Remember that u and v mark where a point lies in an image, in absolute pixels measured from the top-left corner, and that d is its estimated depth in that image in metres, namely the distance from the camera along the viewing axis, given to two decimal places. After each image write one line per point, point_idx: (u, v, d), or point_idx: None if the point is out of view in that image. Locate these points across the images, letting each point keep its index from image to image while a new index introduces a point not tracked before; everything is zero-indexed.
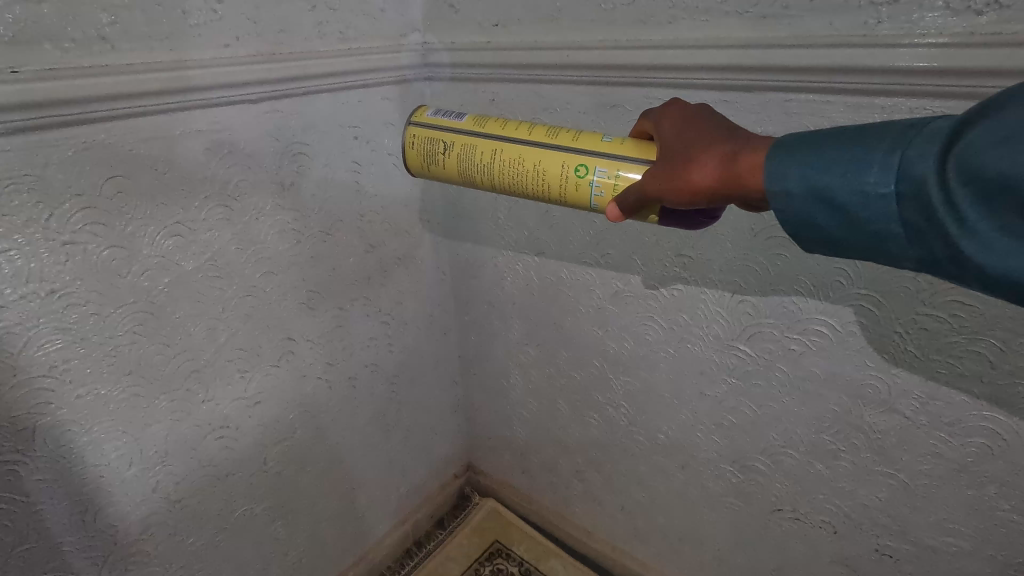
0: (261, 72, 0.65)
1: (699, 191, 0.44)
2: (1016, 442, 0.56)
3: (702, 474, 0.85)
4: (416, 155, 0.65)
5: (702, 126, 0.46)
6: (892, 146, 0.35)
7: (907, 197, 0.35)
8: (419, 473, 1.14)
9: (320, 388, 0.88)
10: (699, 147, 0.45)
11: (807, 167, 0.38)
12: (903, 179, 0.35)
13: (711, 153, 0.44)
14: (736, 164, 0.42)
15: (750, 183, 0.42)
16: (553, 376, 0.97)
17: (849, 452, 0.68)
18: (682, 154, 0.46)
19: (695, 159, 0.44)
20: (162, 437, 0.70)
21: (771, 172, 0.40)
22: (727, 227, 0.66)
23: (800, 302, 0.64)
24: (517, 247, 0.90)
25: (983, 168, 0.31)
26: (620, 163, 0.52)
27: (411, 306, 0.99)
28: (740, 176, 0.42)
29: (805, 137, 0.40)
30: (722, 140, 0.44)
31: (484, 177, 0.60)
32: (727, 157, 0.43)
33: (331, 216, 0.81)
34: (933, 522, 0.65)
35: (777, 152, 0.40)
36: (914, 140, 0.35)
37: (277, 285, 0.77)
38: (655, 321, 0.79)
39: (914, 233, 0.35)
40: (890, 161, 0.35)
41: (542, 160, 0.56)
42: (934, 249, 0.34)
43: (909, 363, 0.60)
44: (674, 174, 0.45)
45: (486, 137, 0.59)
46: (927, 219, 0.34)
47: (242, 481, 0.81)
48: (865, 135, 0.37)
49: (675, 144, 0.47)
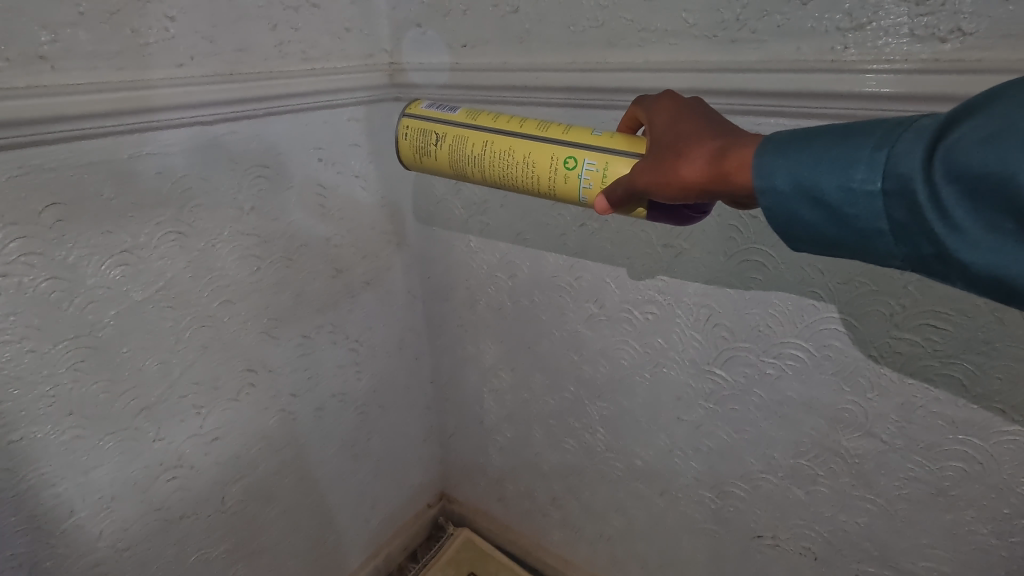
0: (219, 93, 0.62)
1: (686, 187, 0.42)
2: (991, 466, 0.56)
3: (681, 500, 0.83)
4: (407, 146, 0.62)
5: (693, 121, 0.44)
6: (879, 143, 0.34)
7: (893, 194, 0.34)
8: (391, 504, 1.09)
9: (284, 420, 0.83)
10: (689, 140, 0.43)
11: (795, 163, 0.37)
12: (889, 176, 0.34)
13: (701, 147, 0.42)
14: (725, 160, 0.40)
15: (739, 179, 0.40)
16: (528, 402, 0.95)
17: (828, 477, 0.67)
18: (671, 149, 0.44)
19: (685, 154, 0.42)
20: (108, 480, 0.65)
21: (760, 168, 0.38)
22: (699, 250, 0.65)
23: (774, 326, 0.64)
24: (490, 270, 0.88)
25: (970, 163, 0.30)
26: (611, 155, 0.51)
27: (380, 330, 0.96)
28: (727, 173, 0.40)
29: (792, 134, 0.38)
30: (713, 136, 0.42)
31: (474, 169, 0.58)
32: (717, 153, 0.41)
33: (295, 241, 0.78)
34: (912, 546, 0.65)
35: (765, 150, 0.38)
36: (901, 138, 0.34)
37: (236, 315, 0.73)
38: (630, 344, 0.77)
39: (900, 229, 0.35)
40: (877, 157, 0.34)
41: (532, 152, 0.54)
42: (921, 246, 0.34)
43: (885, 388, 0.59)
44: (662, 169, 0.43)
45: (477, 128, 0.57)
46: (913, 217, 0.33)
47: (198, 524, 0.76)
48: (852, 131, 0.36)
49: (664, 138, 0.45)
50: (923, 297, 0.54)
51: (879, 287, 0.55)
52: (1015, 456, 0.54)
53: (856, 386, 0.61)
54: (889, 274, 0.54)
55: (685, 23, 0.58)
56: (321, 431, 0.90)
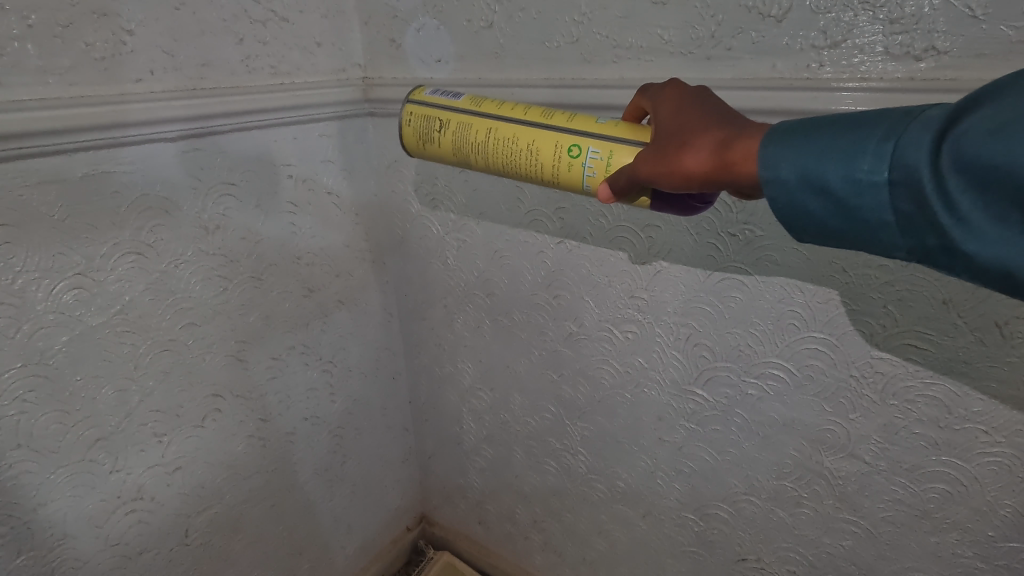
0: (182, 108, 0.60)
1: (689, 178, 0.41)
2: (975, 488, 0.55)
3: (664, 523, 0.81)
4: (411, 133, 0.58)
5: (698, 110, 0.43)
6: (886, 133, 0.33)
7: (900, 185, 0.33)
8: (368, 529, 1.06)
9: (252, 446, 0.80)
10: (692, 129, 0.41)
11: (801, 155, 0.36)
12: (896, 166, 0.33)
13: (705, 136, 0.40)
14: (730, 151, 0.39)
15: (743, 171, 0.39)
16: (508, 422, 0.93)
17: (811, 499, 0.66)
18: (675, 138, 0.42)
19: (689, 143, 0.41)
20: (60, 516, 0.61)
21: (766, 159, 0.37)
22: (678, 268, 0.64)
23: (755, 345, 0.63)
24: (467, 287, 0.86)
25: (975, 155, 0.30)
26: (614, 144, 0.48)
27: (355, 350, 0.93)
28: (732, 164, 0.39)
29: (799, 125, 0.37)
30: (718, 125, 0.41)
31: (478, 157, 0.55)
32: (722, 143, 0.40)
33: (264, 260, 0.75)
34: (897, 569, 0.63)
35: (771, 140, 0.37)
36: (910, 127, 0.33)
37: (201, 338, 0.70)
38: (611, 364, 0.76)
39: (905, 222, 0.34)
40: (884, 148, 0.33)
41: (535, 140, 0.51)
42: (926, 239, 0.33)
43: (867, 409, 0.58)
44: (666, 158, 0.42)
45: (481, 115, 0.54)
46: (919, 209, 0.33)
47: (158, 559, 0.72)
48: (858, 122, 0.35)
49: (666, 128, 0.43)
50: (903, 317, 0.53)
51: (861, 305, 0.55)
52: (997, 478, 0.54)
53: (837, 407, 0.60)
54: (870, 293, 0.54)
55: (660, 40, 0.57)
56: (293, 456, 0.87)
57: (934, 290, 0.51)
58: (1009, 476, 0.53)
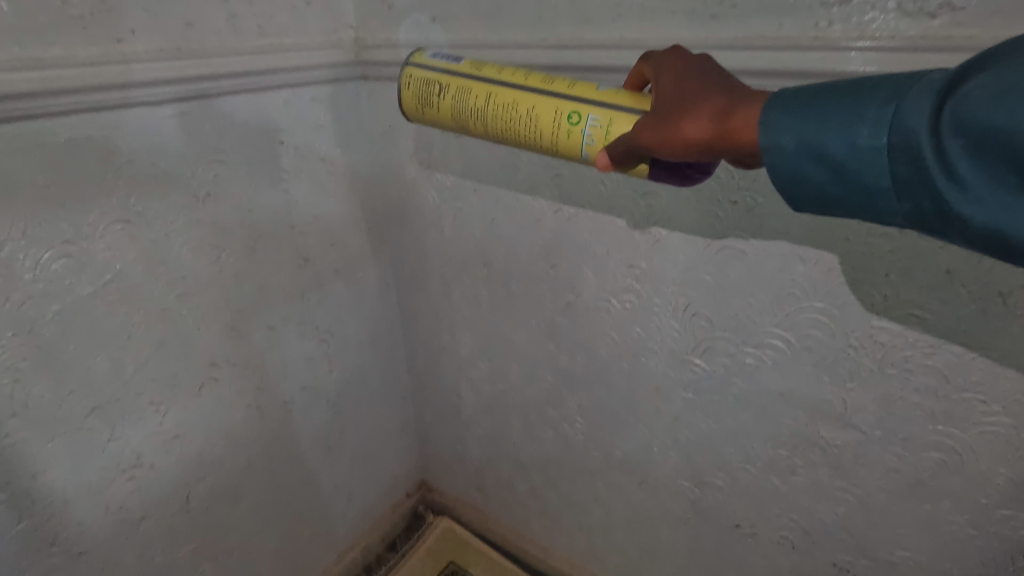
0: (166, 70, 0.58)
1: (688, 145, 0.39)
2: (970, 458, 0.55)
3: (660, 491, 0.81)
4: (409, 96, 0.57)
5: (700, 75, 0.41)
6: (888, 97, 0.32)
7: (898, 150, 0.32)
8: (368, 497, 1.07)
9: (251, 415, 0.80)
10: (691, 96, 0.40)
11: (801, 121, 0.35)
12: (896, 130, 0.31)
13: (704, 102, 0.39)
14: (732, 118, 0.38)
15: (745, 139, 0.37)
16: (506, 392, 0.93)
17: (807, 467, 0.66)
18: (676, 103, 0.41)
19: (689, 109, 0.39)
20: (60, 483, 0.62)
21: (767, 125, 0.36)
22: (678, 237, 0.64)
23: (754, 315, 0.62)
24: (464, 258, 0.85)
25: (975, 119, 0.29)
26: (615, 112, 0.46)
27: (352, 320, 0.92)
28: (733, 132, 0.38)
29: (802, 92, 0.36)
30: (721, 91, 0.39)
31: (477, 123, 0.54)
32: (724, 110, 0.38)
33: (257, 229, 0.74)
34: (890, 537, 0.63)
35: (772, 106, 0.36)
36: (911, 92, 0.31)
37: (195, 308, 0.69)
38: (608, 334, 0.75)
39: (903, 188, 0.32)
40: (884, 111, 0.32)
41: (534, 105, 0.49)
42: (923, 205, 0.32)
43: (865, 379, 0.58)
44: (666, 123, 0.40)
45: (481, 79, 0.53)
46: (917, 174, 0.31)
47: (160, 524, 0.73)
48: (860, 86, 0.33)
49: (666, 94, 0.42)
50: (904, 287, 0.52)
51: (862, 275, 0.54)
52: (993, 448, 0.53)
53: (834, 377, 0.60)
54: (872, 263, 0.53)
55: None
56: (290, 425, 0.87)
57: (937, 260, 0.50)
58: (1004, 445, 0.53)
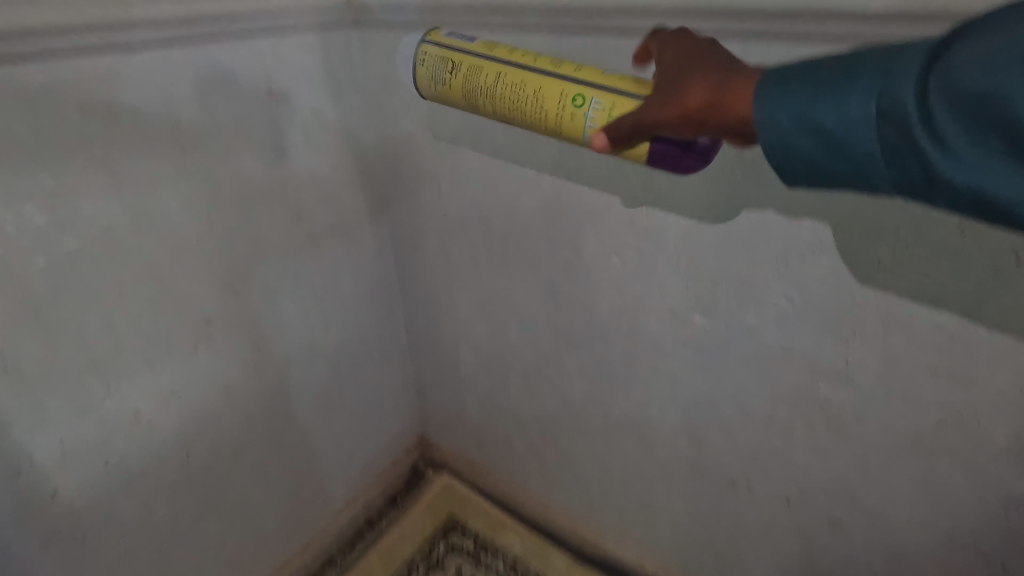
0: (140, 13, 0.55)
1: (686, 120, 0.40)
2: (969, 415, 0.55)
3: (658, 448, 0.82)
4: (422, 74, 0.58)
5: (700, 54, 0.42)
6: (877, 69, 0.33)
7: (886, 118, 0.33)
8: (368, 453, 1.08)
9: (248, 373, 0.80)
10: (691, 71, 0.41)
11: (794, 95, 0.36)
12: (884, 99, 0.33)
13: (704, 77, 0.40)
14: (727, 92, 0.39)
15: (740, 114, 0.38)
16: (505, 352, 0.92)
17: (805, 425, 0.66)
18: (673, 82, 0.42)
19: (686, 86, 0.40)
20: (57, 440, 0.62)
21: (763, 100, 0.37)
22: (682, 195, 0.61)
23: (757, 274, 0.61)
24: (461, 216, 0.83)
25: (962, 86, 0.30)
26: (619, 98, 0.47)
27: (348, 278, 0.91)
28: (727, 106, 0.39)
29: (796, 68, 0.37)
30: (718, 70, 0.40)
31: (486, 103, 0.55)
32: (719, 87, 0.39)
33: (247, 184, 0.71)
34: (885, 493, 0.64)
35: (769, 81, 0.37)
36: (898, 63, 0.33)
37: (186, 265, 0.68)
38: (609, 292, 0.74)
39: (891, 156, 0.33)
40: (873, 82, 0.33)
41: (542, 87, 0.50)
42: (910, 170, 0.33)
43: (869, 338, 0.57)
44: (663, 101, 0.41)
45: (492, 59, 0.54)
46: (905, 141, 0.32)
47: (162, 480, 0.74)
48: (851, 61, 0.34)
49: (666, 72, 0.43)
50: (914, 244, 0.51)
51: (869, 232, 0.52)
52: (994, 405, 0.53)
53: (837, 336, 0.59)
54: (880, 219, 0.51)
55: None
56: (288, 383, 0.87)
57: (946, 215, 0.48)
58: (1005, 402, 0.53)
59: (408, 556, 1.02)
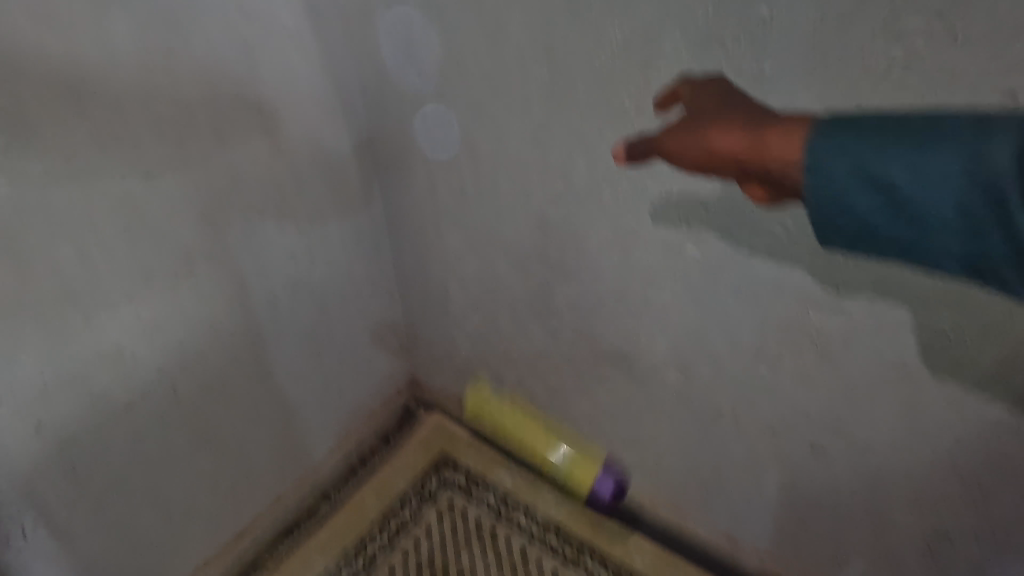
0: None
1: (711, 155, 0.41)
2: (958, 339, 0.55)
3: (647, 382, 0.82)
4: None
5: (746, 112, 0.42)
6: (972, 135, 0.31)
7: (979, 184, 0.30)
8: (360, 394, 1.08)
9: (234, 309, 0.79)
10: (734, 118, 0.41)
11: (863, 148, 0.33)
12: (980, 164, 0.30)
13: (741, 123, 0.40)
14: (765, 132, 0.37)
15: (773, 153, 0.36)
16: (494, 289, 0.91)
17: (794, 355, 0.66)
18: (714, 120, 0.42)
19: (723, 125, 0.41)
20: (38, 370, 0.61)
21: (814, 152, 0.34)
22: (677, 115, 0.59)
23: (751, 200, 0.59)
24: (448, 147, 0.80)
25: None
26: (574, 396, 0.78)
27: (334, 214, 0.88)
28: (764, 148, 0.37)
29: (864, 120, 0.34)
30: (764, 116, 0.39)
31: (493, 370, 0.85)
32: (758, 128, 0.38)
33: (221, 110, 0.68)
34: (869, 419, 0.65)
35: (825, 128, 0.34)
36: (995, 130, 0.30)
37: (161, 194, 0.65)
38: (601, 225, 0.72)
39: (971, 227, 0.31)
40: (968, 148, 0.30)
41: None
42: (993, 248, 0.31)
43: (862, 264, 0.56)
44: (697, 132, 0.42)
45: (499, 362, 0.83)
46: (992, 207, 0.30)
47: (152, 414, 0.74)
48: (936, 123, 0.32)
49: (710, 114, 0.44)
50: None
51: None
52: (985, 329, 0.53)
53: (828, 264, 0.58)
54: None
55: None
56: (276, 321, 0.86)
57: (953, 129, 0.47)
58: (994, 326, 0.52)
59: (403, 491, 1.03)
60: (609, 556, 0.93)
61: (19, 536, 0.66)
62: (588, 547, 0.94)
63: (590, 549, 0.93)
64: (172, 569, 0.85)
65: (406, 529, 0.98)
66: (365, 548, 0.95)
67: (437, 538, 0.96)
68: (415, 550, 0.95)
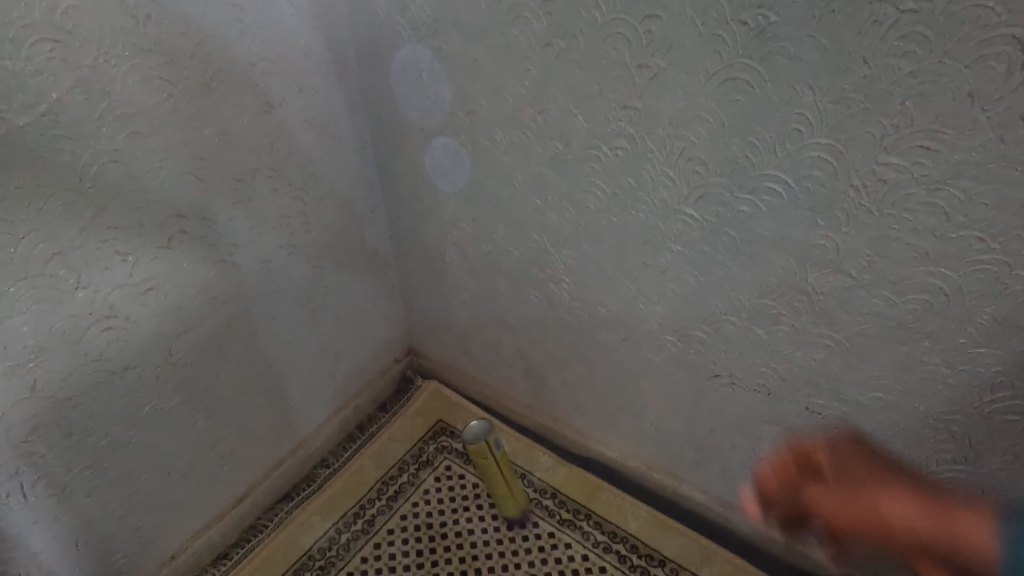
0: None
1: (889, 535, 0.50)
2: (956, 298, 0.55)
3: (643, 346, 0.82)
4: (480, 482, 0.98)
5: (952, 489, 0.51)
6: None
7: None
8: (356, 361, 1.08)
9: (227, 272, 0.78)
10: (889, 495, 0.51)
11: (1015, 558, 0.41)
12: None
13: (918, 501, 0.49)
14: (956, 520, 0.46)
15: (974, 539, 0.44)
16: (491, 254, 0.91)
17: (791, 315, 0.66)
18: (884, 483, 0.51)
19: (898, 501, 0.50)
20: (29, 329, 0.60)
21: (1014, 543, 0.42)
22: (678, 70, 0.58)
23: (752, 157, 0.58)
24: (450, 170, 0.85)
25: None
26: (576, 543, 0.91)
27: (327, 178, 0.87)
28: (959, 532, 0.45)
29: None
30: (967, 502, 0.47)
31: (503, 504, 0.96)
32: (951, 509, 0.46)
33: (211, 64, 0.66)
34: (864, 379, 0.65)
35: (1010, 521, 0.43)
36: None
37: (150, 150, 0.64)
38: (598, 186, 0.71)
39: None
40: None
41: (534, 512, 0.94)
42: None
43: (862, 222, 0.56)
44: (861, 498, 0.52)
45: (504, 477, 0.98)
46: None
47: (147, 376, 0.73)
48: None
49: (863, 478, 0.54)
50: (920, 115, 0.49)
51: (875, 104, 0.50)
52: (982, 285, 0.53)
53: (828, 222, 0.58)
54: (886, 89, 0.49)
55: None
56: (270, 286, 0.85)
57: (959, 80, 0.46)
58: (993, 283, 0.53)
59: (400, 457, 1.04)
60: (605, 520, 0.93)
61: (16, 495, 0.66)
62: (584, 511, 0.95)
63: (586, 512, 0.95)
64: (171, 530, 0.86)
65: (404, 492, 0.99)
66: (363, 511, 0.96)
67: (434, 502, 0.97)
68: (413, 513, 0.96)
